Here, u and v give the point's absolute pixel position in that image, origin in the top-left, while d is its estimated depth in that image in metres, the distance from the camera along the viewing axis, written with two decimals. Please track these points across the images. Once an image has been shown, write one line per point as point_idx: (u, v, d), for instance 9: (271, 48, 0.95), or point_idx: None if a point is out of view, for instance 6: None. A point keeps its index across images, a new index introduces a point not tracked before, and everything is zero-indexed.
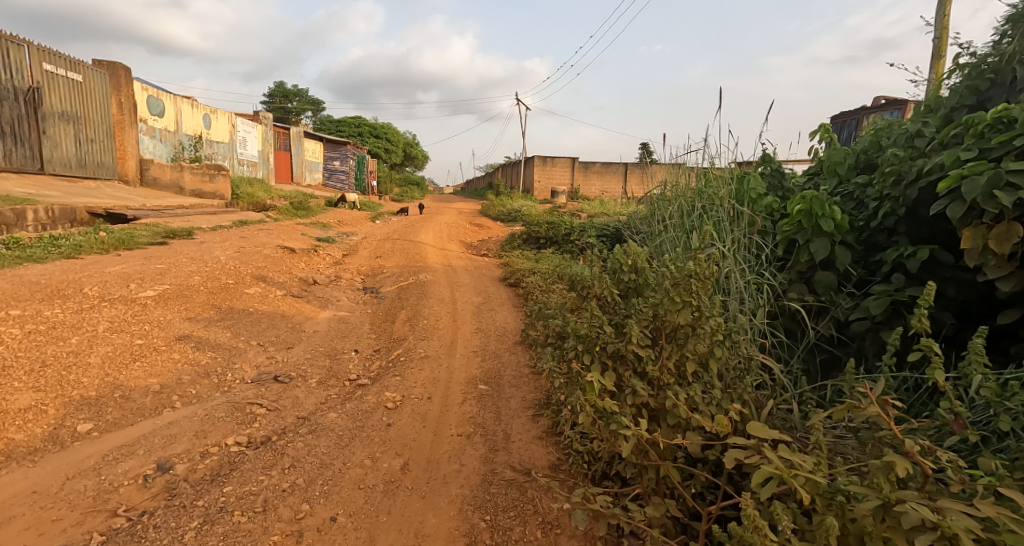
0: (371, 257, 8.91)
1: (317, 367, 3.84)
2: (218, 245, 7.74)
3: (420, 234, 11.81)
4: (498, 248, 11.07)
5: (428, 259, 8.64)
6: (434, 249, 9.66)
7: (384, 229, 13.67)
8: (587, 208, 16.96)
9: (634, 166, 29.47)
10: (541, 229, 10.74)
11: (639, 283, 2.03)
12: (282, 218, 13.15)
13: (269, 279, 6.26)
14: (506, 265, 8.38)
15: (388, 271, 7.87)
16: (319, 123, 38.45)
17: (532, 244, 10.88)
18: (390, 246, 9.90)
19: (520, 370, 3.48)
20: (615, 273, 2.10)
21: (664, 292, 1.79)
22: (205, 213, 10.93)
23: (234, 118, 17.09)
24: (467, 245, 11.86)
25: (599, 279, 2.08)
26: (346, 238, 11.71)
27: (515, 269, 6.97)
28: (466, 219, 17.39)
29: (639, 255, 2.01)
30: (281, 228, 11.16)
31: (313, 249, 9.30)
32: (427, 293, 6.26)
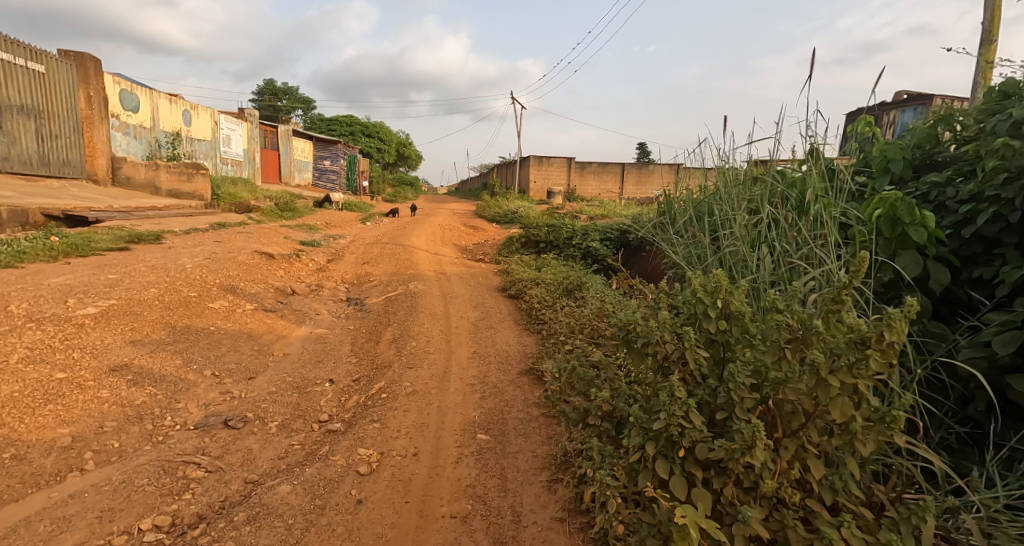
0: (358, 263, 8.24)
1: (281, 404, 3.18)
2: (188, 251, 7.06)
3: (411, 237, 11.13)
4: (495, 253, 10.41)
5: (419, 265, 7.97)
6: (427, 255, 8.99)
7: (373, 232, 13.00)
8: (587, 209, 16.33)
9: (632, 166, 28.93)
10: (541, 232, 10.09)
11: (731, 338, 1.61)
12: (265, 221, 12.46)
13: (239, 290, 5.59)
14: (504, 271, 7.73)
15: (375, 279, 7.20)
16: (310, 121, 37.66)
17: (531, 248, 10.25)
18: (379, 250, 9.22)
19: (528, 412, 2.87)
20: (699, 322, 1.66)
21: (799, 375, 1.46)
22: (181, 215, 10.22)
23: (217, 115, 16.37)
24: (462, 249, 11.20)
25: (678, 337, 1.64)
26: (333, 242, 11.02)
27: (515, 277, 6.31)
28: (461, 221, 16.71)
29: (741, 303, 1.58)
30: (263, 231, 10.48)
31: (295, 254, 8.63)
32: (418, 305, 5.60)
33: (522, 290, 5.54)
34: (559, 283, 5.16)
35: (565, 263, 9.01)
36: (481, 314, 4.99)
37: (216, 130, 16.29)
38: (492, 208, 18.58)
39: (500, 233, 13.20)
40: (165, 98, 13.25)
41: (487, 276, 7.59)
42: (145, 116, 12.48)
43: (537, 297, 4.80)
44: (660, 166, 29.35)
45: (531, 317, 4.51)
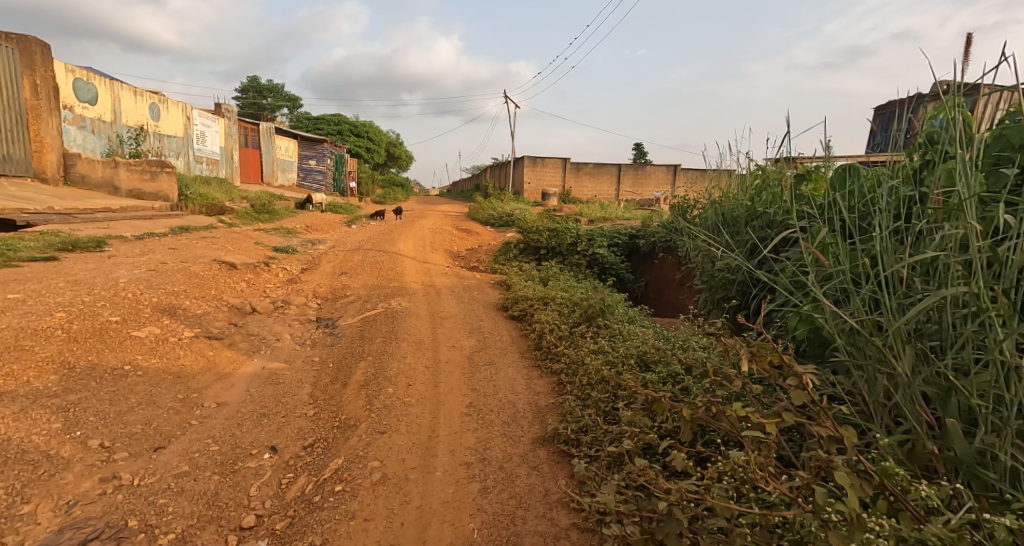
0: (335, 273, 7.23)
1: (189, 496, 2.18)
2: (131, 261, 6.04)
3: (398, 242, 10.14)
4: (490, 261, 9.40)
5: (404, 276, 6.98)
6: (414, 264, 7.99)
7: (357, 236, 12.03)
8: (586, 212, 15.38)
9: (628, 167, 28.13)
10: (541, 237, 9.11)
11: None
12: (238, 224, 11.48)
13: (181, 311, 4.59)
14: (502, 283, 6.76)
15: (352, 293, 6.20)
16: (296, 120, 36.49)
17: (530, 255, 9.28)
18: (361, 258, 8.21)
19: (555, 521, 1.92)
20: None
21: None
22: (139, 218, 9.15)
23: (189, 110, 15.36)
24: (453, 256, 10.21)
25: None
26: (311, 248, 10.00)
27: (517, 293, 5.33)
28: (452, 224, 15.72)
29: None
30: (232, 235, 9.50)
31: (264, 262, 7.65)
32: (399, 329, 4.61)
33: (526, 315, 4.52)
34: (574, 305, 4.16)
35: (569, 273, 8.13)
36: (478, 346, 3.97)
37: (188, 126, 15.38)
38: (485, 210, 17.61)
39: (495, 238, 12.22)
40: (128, 90, 12.41)
41: (483, 289, 6.61)
42: (103, 109, 11.54)
43: (549, 323, 3.82)
44: (657, 167, 28.53)
45: (543, 353, 3.51)
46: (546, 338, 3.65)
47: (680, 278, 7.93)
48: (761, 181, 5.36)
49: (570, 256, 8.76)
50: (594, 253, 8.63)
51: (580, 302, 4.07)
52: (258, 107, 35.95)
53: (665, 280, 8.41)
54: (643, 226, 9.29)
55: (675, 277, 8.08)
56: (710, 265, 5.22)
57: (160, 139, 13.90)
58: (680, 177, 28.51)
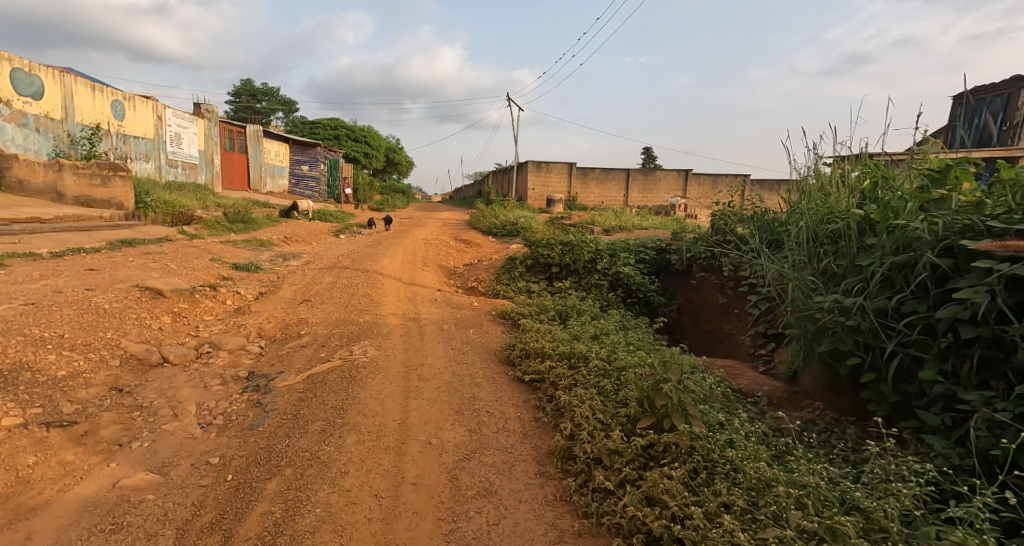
0: (295, 302, 5.72)
1: None
2: (13, 289, 4.56)
3: (382, 258, 8.65)
4: (490, 281, 7.90)
5: (382, 306, 5.46)
6: (395, 287, 6.48)
7: (341, 248, 10.62)
8: (598, 220, 13.87)
9: (636, 173, 26.76)
10: (552, 252, 7.58)
11: None
12: (203, 236, 10.11)
13: (29, 375, 3.10)
14: (505, 314, 5.27)
15: (309, 334, 4.69)
16: (291, 124, 35.27)
17: (539, 273, 7.77)
18: (333, 279, 6.71)
19: None
20: None
21: None
22: (74, 229, 7.77)
23: (161, 108, 14.23)
24: (447, 274, 8.72)
25: None
26: (281, 264, 8.53)
27: (531, 337, 3.86)
28: (450, 234, 14.23)
29: None
30: (185, 250, 8.10)
31: (210, 286, 6.21)
32: (354, 400, 3.11)
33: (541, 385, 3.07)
34: (620, 379, 2.76)
35: (588, 301, 6.65)
36: (469, 444, 2.56)
37: (158, 126, 14.19)
38: (486, 218, 16.13)
39: (496, 251, 10.74)
40: (85, 85, 11.17)
41: (483, 322, 5.09)
42: (52, 105, 10.15)
43: (586, 417, 2.42)
44: (668, 171, 27.07)
45: (580, 485, 2.13)
46: (586, 446, 2.25)
47: (728, 305, 6.57)
48: (866, 181, 3.85)
49: (588, 276, 7.26)
50: (619, 271, 7.14)
51: (633, 378, 2.67)
52: (252, 110, 34.77)
53: (703, 305, 7.01)
54: (673, 237, 7.83)
55: (720, 304, 6.70)
56: (802, 300, 3.73)
57: (125, 142, 12.73)
58: (691, 183, 27.06)
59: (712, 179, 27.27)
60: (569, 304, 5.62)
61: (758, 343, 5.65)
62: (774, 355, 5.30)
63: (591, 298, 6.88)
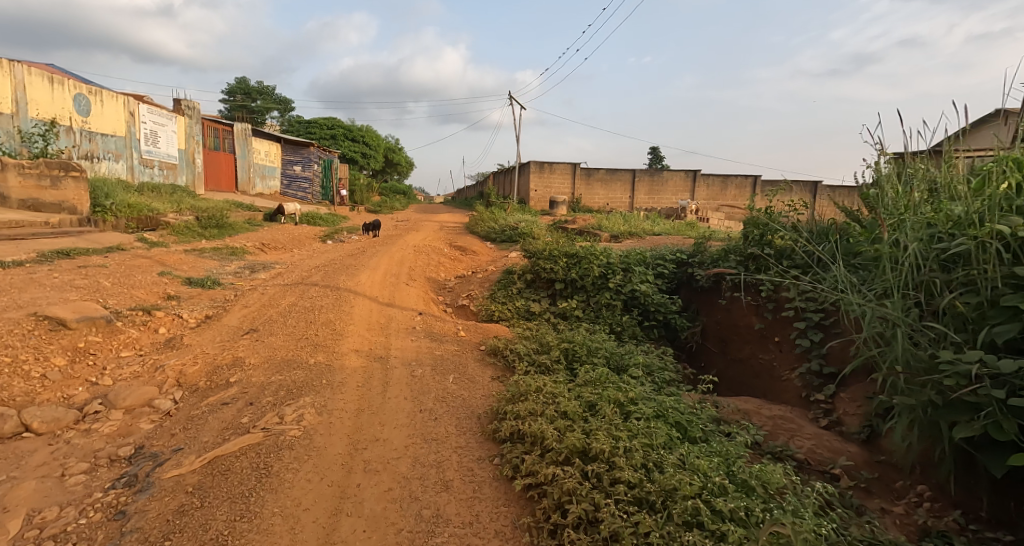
0: (239, 333, 4.62)
1: None
2: None
3: (361, 270, 7.57)
4: (484, 299, 6.80)
5: (343, 340, 4.35)
6: (367, 311, 5.37)
7: (322, 257, 9.59)
8: (605, 224, 12.78)
9: (643, 173, 25.70)
10: (556, 266, 6.51)
11: None
12: (166, 245, 9.13)
13: None
14: (496, 351, 4.17)
15: (239, 383, 3.57)
16: (287, 124, 34.31)
17: (541, 289, 6.68)
18: (295, 300, 5.62)
19: None
20: None
21: None
22: (3, 240, 6.80)
23: (133, 105, 13.64)
24: (435, 289, 7.64)
25: None
26: (246, 278, 7.49)
27: (526, 399, 2.77)
28: (445, 240, 13.13)
29: None
30: (134, 262, 7.10)
31: (143, 310, 5.15)
32: (254, 523, 2.04)
33: (543, 502, 2.02)
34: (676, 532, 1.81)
35: (601, 330, 5.57)
36: None
37: (130, 122, 13.50)
38: (485, 222, 15.05)
39: (494, 260, 9.66)
40: (44, 78, 10.36)
41: (469, 363, 3.99)
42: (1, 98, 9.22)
43: None
44: (675, 172, 25.95)
45: None
46: None
47: (766, 332, 5.46)
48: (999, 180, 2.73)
49: (597, 295, 6.16)
50: (634, 290, 6.04)
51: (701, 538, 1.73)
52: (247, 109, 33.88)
53: (735, 330, 5.91)
54: (696, 247, 6.70)
55: (756, 330, 5.59)
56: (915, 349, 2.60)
57: (90, 140, 12.08)
58: (700, 184, 25.94)
59: (722, 179, 26.14)
60: (577, 335, 4.54)
61: (811, 385, 4.54)
62: (835, 402, 4.19)
63: (601, 324, 5.80)
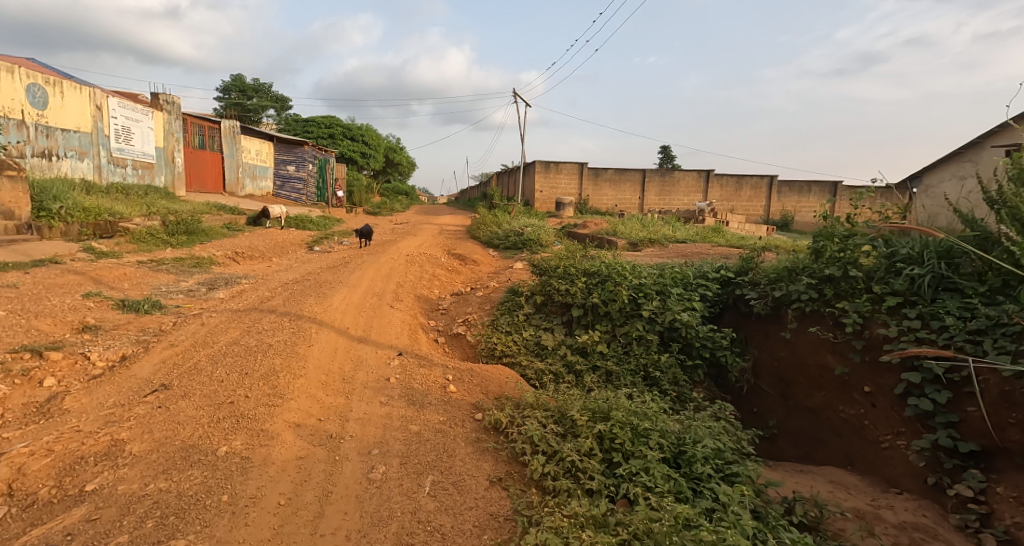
0: (144, 389, 3.32)
1: None
2: None
3: (337, 289, 6.32)
4: (484, 326, 5.53)
5: (280, 410, 3.05)
6: (330, 355, 4.08)
7: (299, 269, 8.40)
8: (620, 229, 11.50)
9: (653, 173, 24.45)
10: (573, 288, 5.24)
11: None
12: (117, 256, 7.97)
13: None
14: (498, 426, 2.88)
15: (94, 496, 2.24)
16: (284, 123, 33.19)
17: (554, 315, 5.41)
18: (240, 334, 4.34)
19: None
20: None
21: None
22: None
23: (100, 97, 12.49)
24: (426, 311, 6.41)
25: None
26: (200, 299, 6.28)
27: None
28: (443, 246, 11.90)
29: None
30: (61, 279, 5.91)
31: (33, 352, 3.92)
32: None
33: None
34: None
35: (637, 388, 4.32)
36: None
37: (96, 117, 12.36)
38: (487, 227, 13.80)
39: (496, 273, 8.39)
40: None
41: (458, 450, 2.70)
42: None
43: None
44: (687, 172, 24.66)
45: None
46: None
47: (848, 379, 4.05)
48: None
49: (626, 324, 4.88)
50: (671, 319, 4.72)
51: None
52: (242, 108, 32.81)
53: (800, 371, 4.53)
54: (745, 262, 5.35)
55: (833, 375, 4.22)
56: None
57: (48, 135, 10.97)
58: (714, 184, 24.63)
59: (737, 180, 24.83)
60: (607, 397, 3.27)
61: (939, 467, 3.24)
62: (992, 501, 2.95)
63: (632, 367, 4.53)
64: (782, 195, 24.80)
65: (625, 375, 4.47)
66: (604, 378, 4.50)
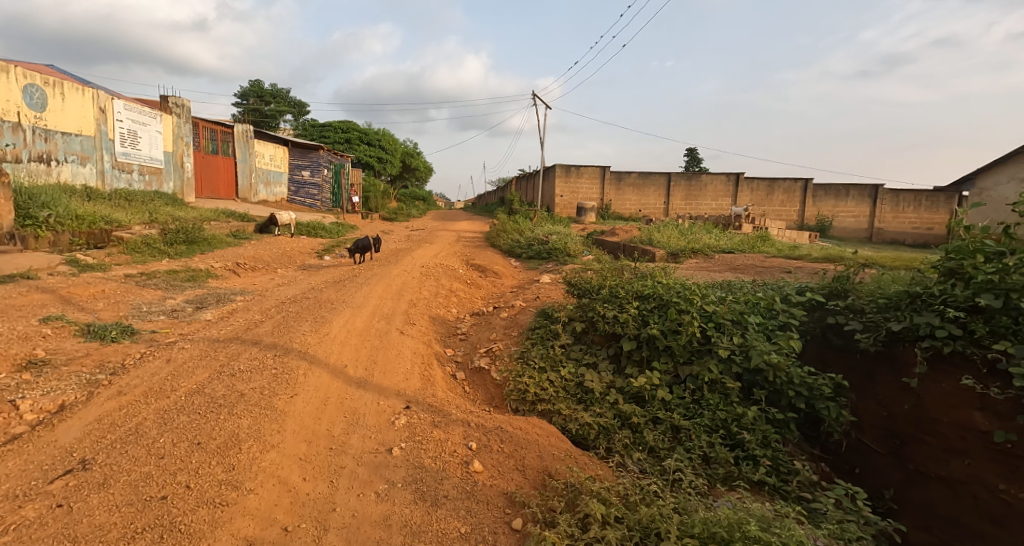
0: (54, 469, 2.39)
1: None
2: None
3: (339, 312, 5.41)
4: (512, 359, 4.56)
5: (229, 513, 2.10)
6: (317, 410, 3.13)
7: (303, 283, 7.55)
8: (655, 237, 10.44)
9: (679, 176, 23.31)
10: (624, 316, 4.26)
11: None
12: (102, 269, 7.19)
13: None
14: None
15: None
16: (301, 128, 32.79)
17: (598, 348, 4.43)
18: (208, 378, 3.42)
19: None
20: None
21: None
22: None
23: (105, 100, 11.89)
24: (443, 336, 5.47)
25: None
26: (182, 322, 5.43)
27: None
28: (460, 256, 10.98)
29: None
30: (21, 300, 5.10)
31: None
32: None
33: None
34: None
35: (716, 454, 3.32)
36: None
37: (100, 120, 11.75)
38: (507, 234, 12.87)
39: (521, 289, 7.42)
40: None
41: None
42: None
43: None
44: (715, 175, 23.46)
45: None
46: None
47: (1012, 448, 3.05)
48: None
49: (693, 364, 3.88)
50: (755, 358, 3.67)
51: None
52: (259, 113, 32.55)
53: (928, 430, 3.47)
54: (839, 283, 4.28)
55: (983, 443, 3.20)
56: None
57: (46, 139, 10.34)
58: (744, 187, 23.34)
59: (768, 183, 23.53)
60: (704, 506, 2.41)
61: None
62: None
63: (706, 422, 3.53)
64: (817, 199, 23.35)
65: (699, 432, 3.48)
66: (669, 435, 3.54)
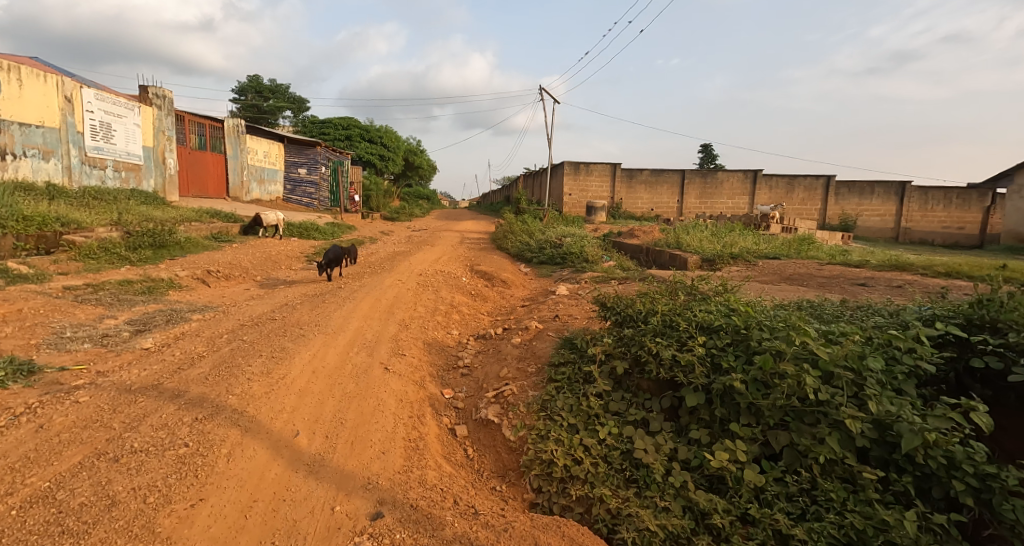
0: None
1: None
2: None
3: (307, 341, 4.23)
4: (530, 411, 3.35)
5: None
6: (222, 544, 1.95)
7: (277, 297, 6.38)
8: (683, 241, 9.21)
9: (694, 174, 22.06)
10: (689, 359, 3.06)
11: None
12: (37, 281, 6.03)
13: None
14: None
15: None
16: (300, 124, 31.70)
17: (649, 399, 3.23)
18: (73, 470, 2.22)
19: None
20: None
21: None
22: None
23: (72, 88, 10.79)
24: (440, 371, 4.28)
25: None
26: (107, 353, 4.24)
27: None
28: (463, 261, 9.79)
29: None
30: None
31: None
32: None
33: None
34: None
35: None
36: None
37: (66, 110, 10.65)
38: (515, 236, 11.67)
39: (535, 303, 6.22)
40: None
41: None
42: None
43: None
44: (732, 173, 22.18)
45: None
46: None
47: None
48: None
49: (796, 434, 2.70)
50: (897, 431, 2.49)
51: None
52: (257, 109, 31.44)
53: None
54: (986, 311, 3.08)
55: None
56: None
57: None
58: (763, 185, 22.03)
59: (788, 180, 22.22)
60: None
61: None
62: None
63: (831, 531, 2.37)
64: (840, 197, 22.02)
65: None
66: None
